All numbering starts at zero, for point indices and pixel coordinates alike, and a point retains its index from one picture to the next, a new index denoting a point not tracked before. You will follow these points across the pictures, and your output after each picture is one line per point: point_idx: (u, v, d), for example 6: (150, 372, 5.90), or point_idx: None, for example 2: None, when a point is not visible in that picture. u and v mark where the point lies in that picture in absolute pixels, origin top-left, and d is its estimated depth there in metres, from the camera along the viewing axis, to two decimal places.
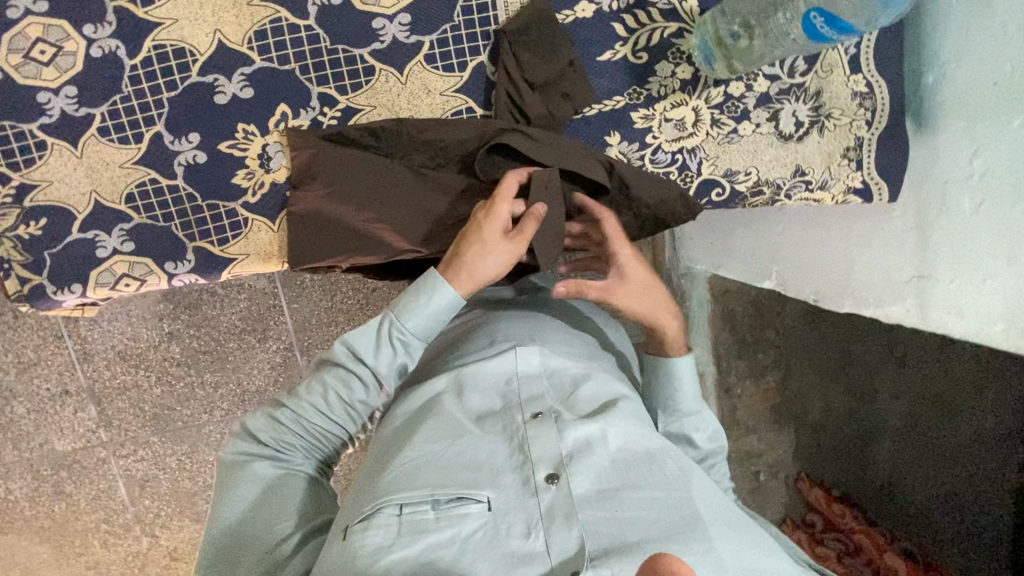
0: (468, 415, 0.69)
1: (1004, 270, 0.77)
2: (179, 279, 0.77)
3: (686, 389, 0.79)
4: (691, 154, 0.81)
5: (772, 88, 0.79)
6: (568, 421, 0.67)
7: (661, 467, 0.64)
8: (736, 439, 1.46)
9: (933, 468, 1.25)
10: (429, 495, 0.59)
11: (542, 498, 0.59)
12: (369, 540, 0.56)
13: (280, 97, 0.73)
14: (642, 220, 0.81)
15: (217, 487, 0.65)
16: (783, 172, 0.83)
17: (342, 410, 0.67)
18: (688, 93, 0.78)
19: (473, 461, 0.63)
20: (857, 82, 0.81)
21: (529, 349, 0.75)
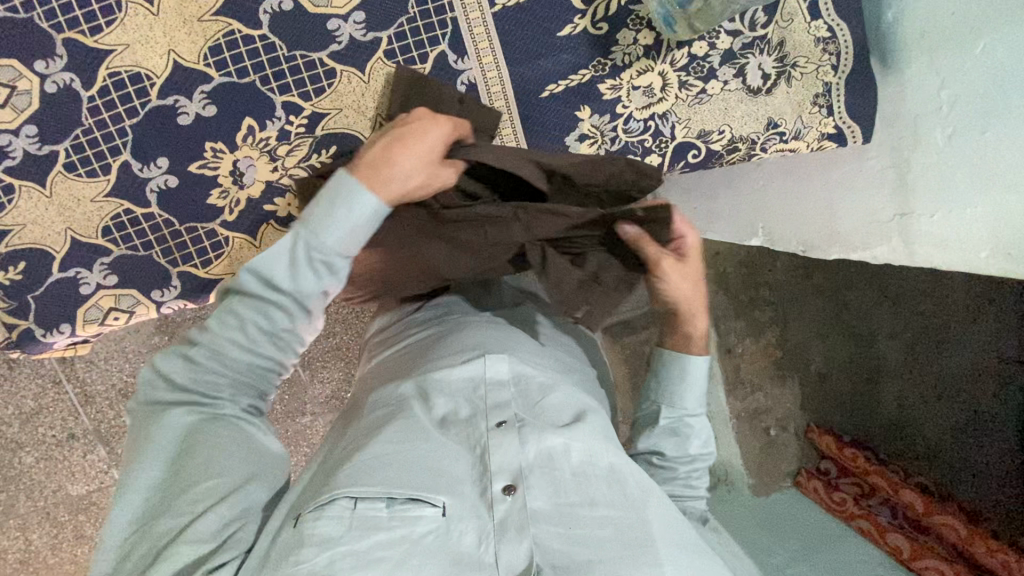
0: (434, 422, 0.69)
1: (983, 197, 0.78)
2: (168, 306, 0.77)
3: (695, 388, 0.79)
4: (663, 120, 0.81)
5: (736, 44, 0.79)
6: (532, 431, 0.66)
7: (623, 483, 0.63)
8: (741, 398, 1.42)
9: (929, 399, 1.34)
10: (385, 492, 0.58)
11: (497, 508, 0.59)
12: (319, 531, 0.54)
13: (244, 111, 0.72)
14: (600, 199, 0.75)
15: (133, 444, 0.60)
16: (756, 126, 0.84)
17: (264, 342, 0.61)
18: (653, 59, 0.78)
19: (435, 465, 0.62)
20: (819, 27, 0.81)
21: (497, 358, 0.75)
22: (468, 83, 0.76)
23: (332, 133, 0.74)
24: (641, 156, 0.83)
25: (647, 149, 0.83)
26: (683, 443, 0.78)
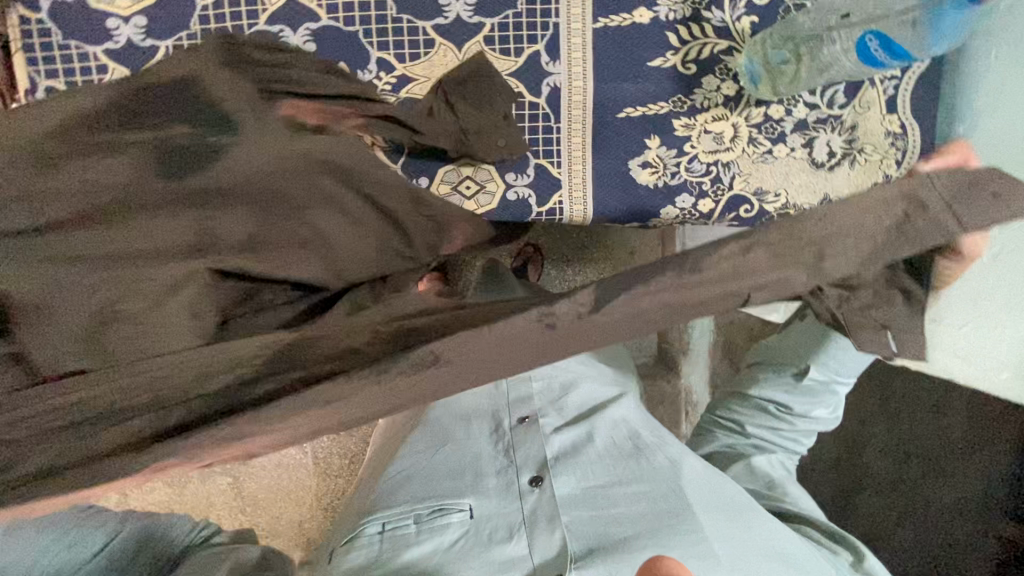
0: (461, 427, 0.84)
1: (1011, 320, 0.81)
2: None
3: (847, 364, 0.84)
4: (725, 168, 0.83)
5: (810, 116, 0.82)
6: (549, 430, 0.80)
7: (648, 458, 0.75)
8: None
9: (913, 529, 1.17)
10: (412, 510, 0.71)
11: (527, 498, 0.71)
12: (348, 561, 0.69)
13: (340, 56, 0.75)
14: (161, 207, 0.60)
15: None
16: (812, 198, 0.84)
17: None
18: (730, 109, 0.81)
19: (464, 467, 0.77)
20: (892, 122, 0.84)
21: (516, 377, 0.89)
22: (552, 86, 0.78)
23: (415, 98, 0.77)
24: (695, 198, 0.83)
25: (702, 192, 0.83)
26: (812, 407, 0.88)
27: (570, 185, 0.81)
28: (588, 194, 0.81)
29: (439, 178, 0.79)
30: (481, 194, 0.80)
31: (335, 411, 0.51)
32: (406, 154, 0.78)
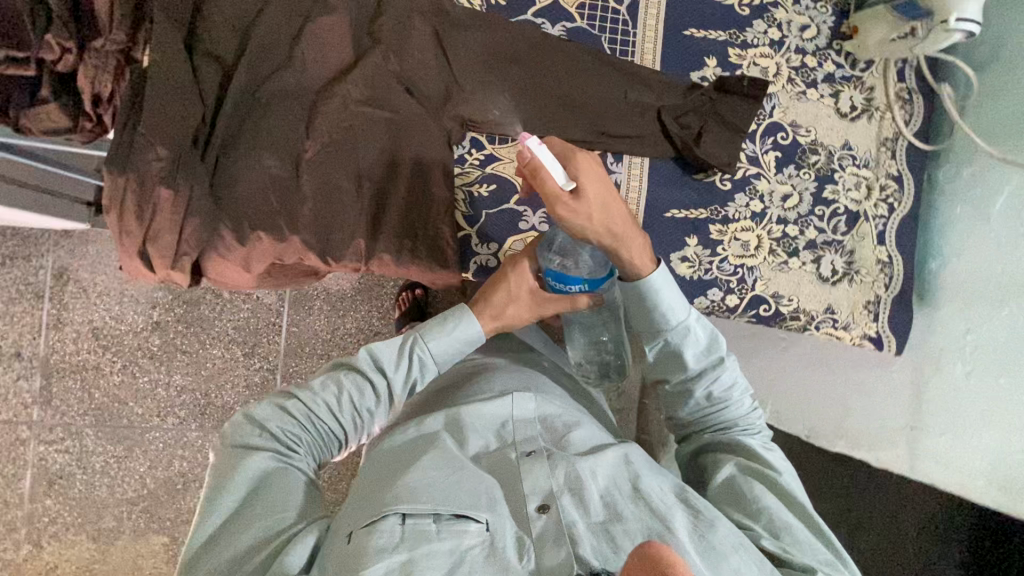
0: (467, 454, 0.69)
1: (987, 432, 0.91)
2: (311, 173, 0.78)
3: (677, 296, 0.71)
4: (749, 271, 0.95)
5: (819, 238, 0.98)
6: (560, 458, 0.67)
7: (648, 503, 0.64)
8: None
9: None
10: (433, 509, 0.59)
11: (532, 524, 0.60)
12: (374, 542, 0.55)
13: (459, 110, 0.82)
14: (240, 117, 0.75)
15: (213, 479, 0.61)
16: (818, 305, 0.98)
17: (280, 450, 0.64)
18: (755, 222, 0.95)
19: (479, 486, 0.63)
20: (881, 251, 1.00)
21: (526, 395, 0.76)
22: (614, 182, 0.90)
23: (497, 174, 0.86)
24: (724, 292, 0.94)
25: (730, 289, 0.94)
26: (717, 367, 0.73)
27: None
28: None
29: (507, 247, 0.86)
30: None
31: (484, 39, 0.83)
32: (481, 222, 0.86)
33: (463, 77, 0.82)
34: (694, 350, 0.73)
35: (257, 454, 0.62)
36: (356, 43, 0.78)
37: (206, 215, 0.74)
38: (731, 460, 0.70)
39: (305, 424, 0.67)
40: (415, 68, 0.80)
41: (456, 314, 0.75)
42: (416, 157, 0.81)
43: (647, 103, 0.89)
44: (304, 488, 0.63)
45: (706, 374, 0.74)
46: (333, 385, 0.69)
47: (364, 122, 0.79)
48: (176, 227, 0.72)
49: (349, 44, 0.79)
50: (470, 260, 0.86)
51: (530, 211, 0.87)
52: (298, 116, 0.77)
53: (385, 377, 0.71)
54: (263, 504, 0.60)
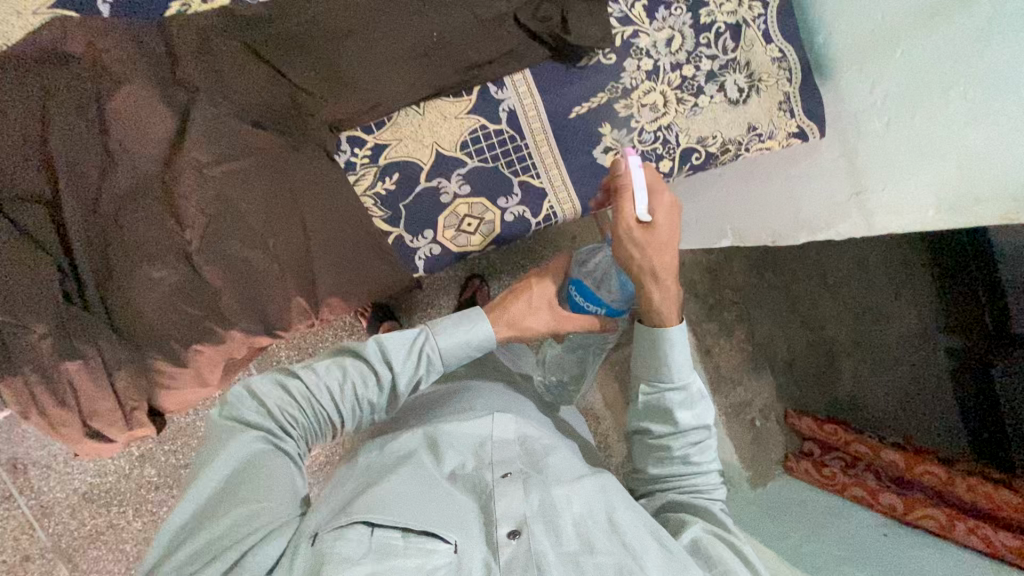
0: (443, 474, 0.66)
1: (923, 164, 0.96)
2: (207, 261, 0.69)
3: (679, 359, 0.69)
4: (668, 130, 0.93)
5: (715, 65, 0.96)
6: (536, 481, 0.65)
7: (621, 535, 0.61)
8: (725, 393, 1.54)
9: (885, 374, 1.39)
10: (399, 525, 0.54)
11: (502, 551, 0.57)
12: (338, 549, 0.50)
13: (322, 118, 0.74)
14: (97, 245, 0.65)
15: (194, 458, 0.55)
16: (740, 129, 0.99)
17: (277, 445, 0.58)
18: (654, 81, 0.92)
19: (448, 508, 0.59)
20: (773, 50, 1.00)
21: (505, 416, 0.74)
22: (508, 110, 0.84)
23: (394, 161, 0.79)
24: (655, 162, 0.93)
25: (659, 155, 0.93)
26: (699, 433, 0.70)
27: (554, 190, 0.87)
28: (569, 190, 0.88)
29: (442, 228, 0.82)
30: (483, 226, 0.84)
31: (303, 27, 0.72)
32: (403, 216, 0.80)
33: (305, 81, 0.73)
34: (688, 413, 0.70)
35: (250, 432, 0.56)
36: (171, 102, 0.68)
37: (132, 361, 0.67)
38: (705, 527, 0.65)
39: (307, 408, 0.62)
40: (252, 96, 0.71)
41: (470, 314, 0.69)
42: (306, 186, 0.74)
43: (501, 11, 0.81)
44: (287, 475, 0.56)
45: (692, 439, 0.70)
46: (336, 373, 0.63)
47: (231, 181, 0.70)
48: (107, 391, 0.66)
49: (166, 106, 0.68)
50: (415, 258, 0.82)
51: (445, 181, 0.82)
52: (158, 209, 0.67)
53: (391, 371, 0.64)
54: (254, 486, 0.53)
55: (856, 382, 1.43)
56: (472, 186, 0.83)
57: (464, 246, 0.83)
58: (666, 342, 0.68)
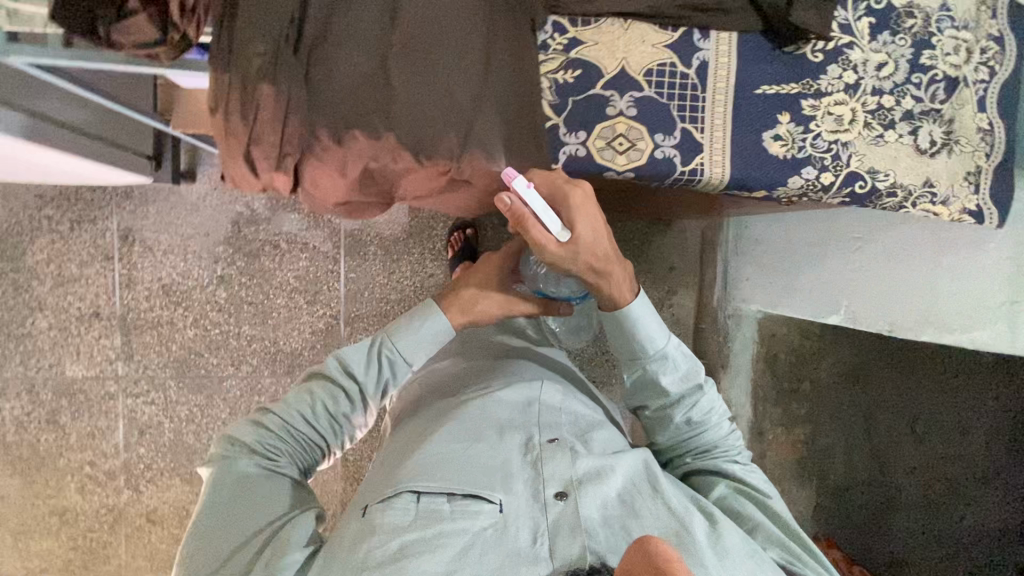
0: (491, 427, 1.00)
1: None
2: (399, 67, 0.76)
3: (651, 325, 1.03)
4: (844, 146, 0.91)
5: (915, 108, 0.93)
6: (578, 452, 0.97)
7: (664, 501, 0.92)
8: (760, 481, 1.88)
9: (936, 478, 1.89)
10: (450, 489, 0.88)
11: (552, 509, 0.89)
12: (389, 518, 0.83)
13: None
14: (326, 13, 0.74)
15: (208, 484, 0.94)
16: (915, 179, 0.94)
17: (271, 450, 0.99)
18: (849, 95, 0.90)
19: (494, 470, 0.92)
20: (982, 118, 0.94)
21: (552, 389, 1.11)
22: (701, 60, 0.86)
23: (582, 58, 0.83)
24: (818, 171, 0.91)
25: (825, 167, 0.91)
26: (693, 390, 1.05)
27: (710, 150, 0.87)
28: (726, 157, 0.88)
29: (595, 135, 0.84)
30: (632, 151, 0.85)
31: None
32: (568, 110, 0.84)
33: None
34: (673, 377, 1.04)
35: (250, 472, 0.95)
36: None
37: (306, 120, 0.75)
38: (730, 486, 1.03)
39: (290, 431, 1.00)
40: None
41: (416, 314, 1.08)
42: (502, 45, 0.80)
43: None
44: (274, 483, 0.95)
45: (691, 399, 1.05)
46: (304, 396, 1.02)
47: (446, 11, 0.77)
48: (277, 128, 0.74)
49: None
50: (559, 151, 0.85)
51: (617, 96, 0.84)
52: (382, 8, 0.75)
53: (358, 372, 1.03)
54: (263, 493, 0.93)
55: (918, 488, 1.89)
56: (639, 111, 0.85)
57: (607, 160, 0.85)
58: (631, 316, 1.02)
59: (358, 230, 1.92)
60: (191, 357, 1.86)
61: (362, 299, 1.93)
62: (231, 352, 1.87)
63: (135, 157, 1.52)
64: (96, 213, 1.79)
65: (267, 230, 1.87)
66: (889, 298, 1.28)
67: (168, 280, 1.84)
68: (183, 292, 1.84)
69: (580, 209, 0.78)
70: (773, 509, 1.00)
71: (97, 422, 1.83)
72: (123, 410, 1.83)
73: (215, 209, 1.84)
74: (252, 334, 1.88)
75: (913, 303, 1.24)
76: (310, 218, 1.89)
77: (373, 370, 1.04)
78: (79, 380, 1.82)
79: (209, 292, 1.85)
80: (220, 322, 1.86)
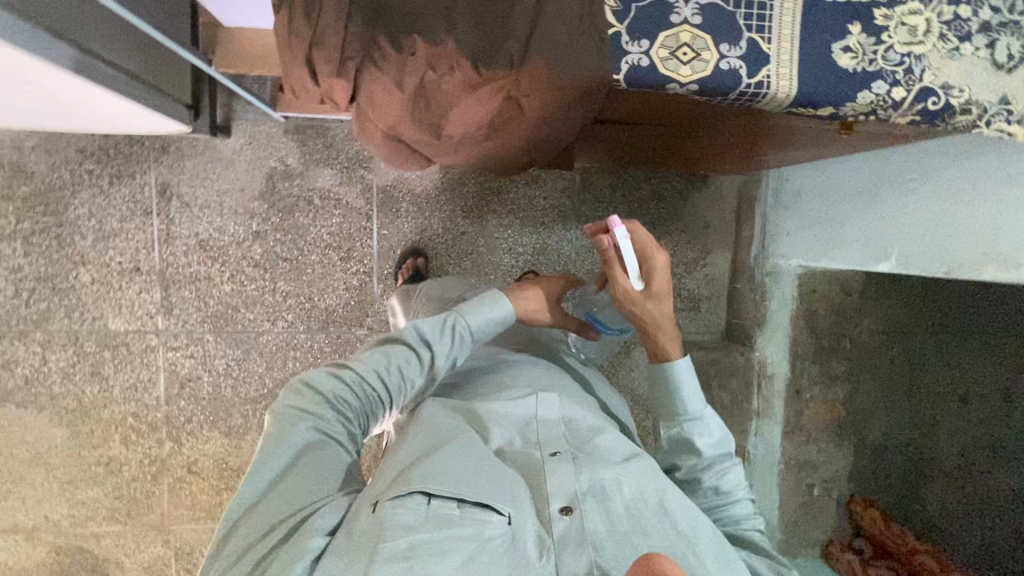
0: (493, 438, 1.01)
1: None
2: None
3: (693, 390, 1.11)
4: (917, 60, 0.87)
5: (994, 18, 0.87)
6: (580, 464, 0.98)
7: (672, 521, 0.94)
8: (797, 443, 1.86)
9: (975, 433, 1.79)
10: (456, 496, 0.87)
11: (557, 523, 0.89)
12: (399, 518, 0.83)
13: None
14: None
15: (270, 435, 0.94)
16: (991, 96, 0.89)
17: (336, 407, 0.99)
18: (924, 4, 0.86)
19: (504, 481, 0.92)
20: None
21: (550, 397, 1.08)
22: None
23: None
24: (889, 86, 0.87)
25: (896, 81, 0.87)
26: (726, 461, 1.09)
27: (778, 62, 0.84)
28: (793, 69, 0.84)
29: (658, 44, 0.81)
30: (696, 62, 0.82)
31: None
32: (630, 16, 0.80)
33: None
34: (707, 441, 1.09)
35: (311, 437, 0.94)
36: None
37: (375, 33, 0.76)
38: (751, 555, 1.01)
39: (356, 398, 1.02)
40: None
41: (489, 299, 1.16)
42: None
43: None
44: (324, 461, 0.93)
45: (719, 467, 1.09)
46: (383, 360, 1.06)
47: None
48: (342, 29, 0.76)
49: None
50: (622, 60, 0.81)
51: (681, 3, 0.81)
52: None
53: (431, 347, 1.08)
54: (315, 463, 0.91)
55: (956, 443, 1.82)
56: (703, 19, 0.82)
57: (670, 72, 0.82)
58: (679, 378, 1.11)
59: (391, 186, 1.91)
60: (229, 312, 1.88)
61: (396, 256, 1.93)
62: (268, 307, 1.89)
63: (173, 102, 1.54)
64: (134, 167, 1.81)
65: (301, 185, 1.87)
66: (950, 241, 1.24)
67: (205, 235, 1.85)
68: (220, 247, 1.86)
69: (659, 272, 1.12)
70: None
71: (138, 375, 1.86)
72: (164, 364, 1.86)
73: (250, 164, 1.85)
74: (287, 290, 1.89)
75: (971, 243, 1.20)
76: (344, 173, 1.89)
77: (447, 347, 1.09)
78: (121, 333, 1.85)
79: (244, 247, 1.86)
80: (256, 277, 1.88)
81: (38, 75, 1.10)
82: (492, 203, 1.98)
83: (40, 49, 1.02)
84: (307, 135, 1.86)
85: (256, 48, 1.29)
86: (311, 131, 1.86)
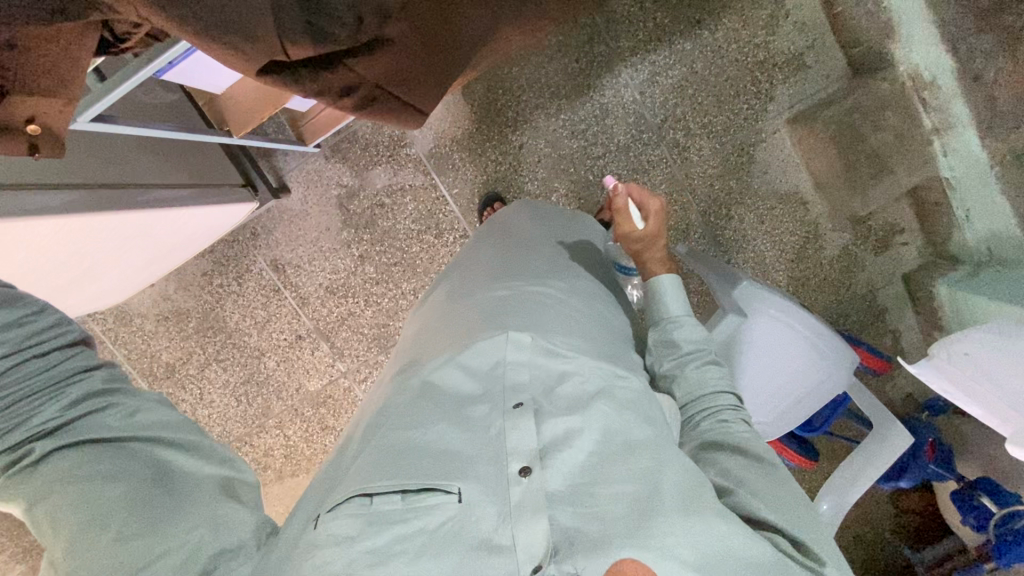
0: (460, 404, 0.92)
1: None
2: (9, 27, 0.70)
3: (674, 300, 1.13)
4: None
5: None
6: (544, 418, 0.86)
7: (638, 459, 0.82)
8: (1004, 136, 1.48)
9: None
10: (401, 487, 0.79)
11: (513, 493, 0.77)
12: (344, 524, 0.76)
13: None
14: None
15: (38, 534, 0.80)
16: None
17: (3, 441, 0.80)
18: None
19: (453, 457, 0.83)
20: None
21: (520, 333, 0.98)
22: None
23: None
24: None
25: None
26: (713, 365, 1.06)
27: None
28: None
29: None
30: None
31: None
32: None
33: None
34: (693, 344, 1.09)
35: (36, 471, 0.80)
36: None
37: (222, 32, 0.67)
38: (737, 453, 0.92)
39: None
40: None
41: None
42: None
43: None
44: (81, 492, 0.79)
45: (708, 378, 1.04)
46: None
47: None
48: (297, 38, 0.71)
49: None
50: None
51: None
52: None
53: None
54: (77, 476, 0.80)
55: None
56: None
57: None
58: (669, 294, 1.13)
59: (436, 148, 1.91)
60: (383, 331, 2.05)
61: (477, 204, 1.93)
62: (408, 310, 2.01)
63: (230, 186, 1.71)
64: (246, 261, 2.04)
65: (368, 195, 1.94)
66: None
67: (327, 281, 2.03)
68: (343, 285, 2.02)
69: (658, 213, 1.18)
70: (777, 480, 0.88)
71: (352, 416, 2.12)
72: (362, 396, 2.10)
73: (320, 204, 1.97)
74: (413, 288, 1.99)
75: None
76: (392, 163, 1.92)
77: None
78: (322, 390, 2.13)
79: (360, 273, 2.01)
80: (384, 292, 2.01)
81: (129, 226, 1.31)
82: (531, 101, 1.86)
83: (108, 205, 1.21)
84: (345, 149, 1.92)
85: (249, 92, 1.34)
86: (345, 144, 1.92)
